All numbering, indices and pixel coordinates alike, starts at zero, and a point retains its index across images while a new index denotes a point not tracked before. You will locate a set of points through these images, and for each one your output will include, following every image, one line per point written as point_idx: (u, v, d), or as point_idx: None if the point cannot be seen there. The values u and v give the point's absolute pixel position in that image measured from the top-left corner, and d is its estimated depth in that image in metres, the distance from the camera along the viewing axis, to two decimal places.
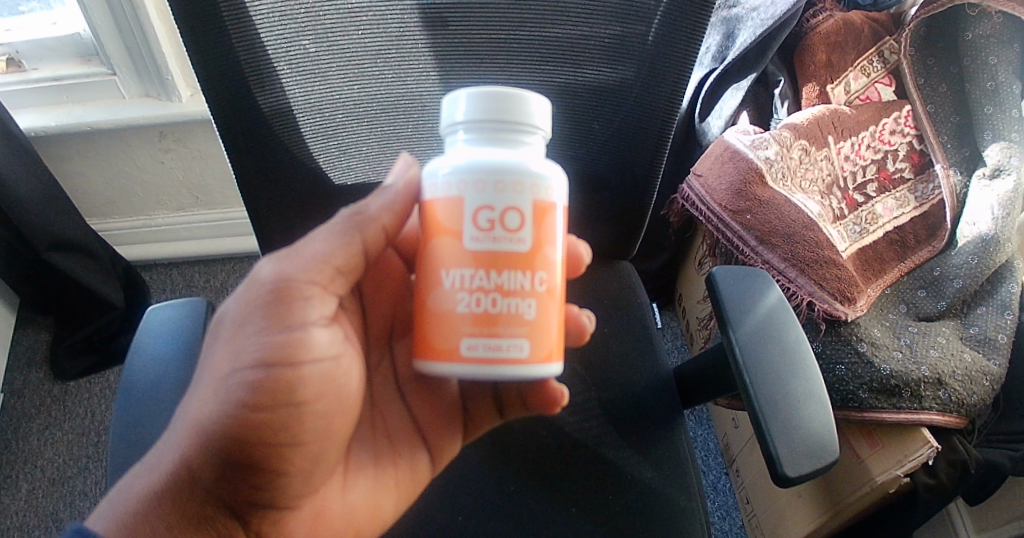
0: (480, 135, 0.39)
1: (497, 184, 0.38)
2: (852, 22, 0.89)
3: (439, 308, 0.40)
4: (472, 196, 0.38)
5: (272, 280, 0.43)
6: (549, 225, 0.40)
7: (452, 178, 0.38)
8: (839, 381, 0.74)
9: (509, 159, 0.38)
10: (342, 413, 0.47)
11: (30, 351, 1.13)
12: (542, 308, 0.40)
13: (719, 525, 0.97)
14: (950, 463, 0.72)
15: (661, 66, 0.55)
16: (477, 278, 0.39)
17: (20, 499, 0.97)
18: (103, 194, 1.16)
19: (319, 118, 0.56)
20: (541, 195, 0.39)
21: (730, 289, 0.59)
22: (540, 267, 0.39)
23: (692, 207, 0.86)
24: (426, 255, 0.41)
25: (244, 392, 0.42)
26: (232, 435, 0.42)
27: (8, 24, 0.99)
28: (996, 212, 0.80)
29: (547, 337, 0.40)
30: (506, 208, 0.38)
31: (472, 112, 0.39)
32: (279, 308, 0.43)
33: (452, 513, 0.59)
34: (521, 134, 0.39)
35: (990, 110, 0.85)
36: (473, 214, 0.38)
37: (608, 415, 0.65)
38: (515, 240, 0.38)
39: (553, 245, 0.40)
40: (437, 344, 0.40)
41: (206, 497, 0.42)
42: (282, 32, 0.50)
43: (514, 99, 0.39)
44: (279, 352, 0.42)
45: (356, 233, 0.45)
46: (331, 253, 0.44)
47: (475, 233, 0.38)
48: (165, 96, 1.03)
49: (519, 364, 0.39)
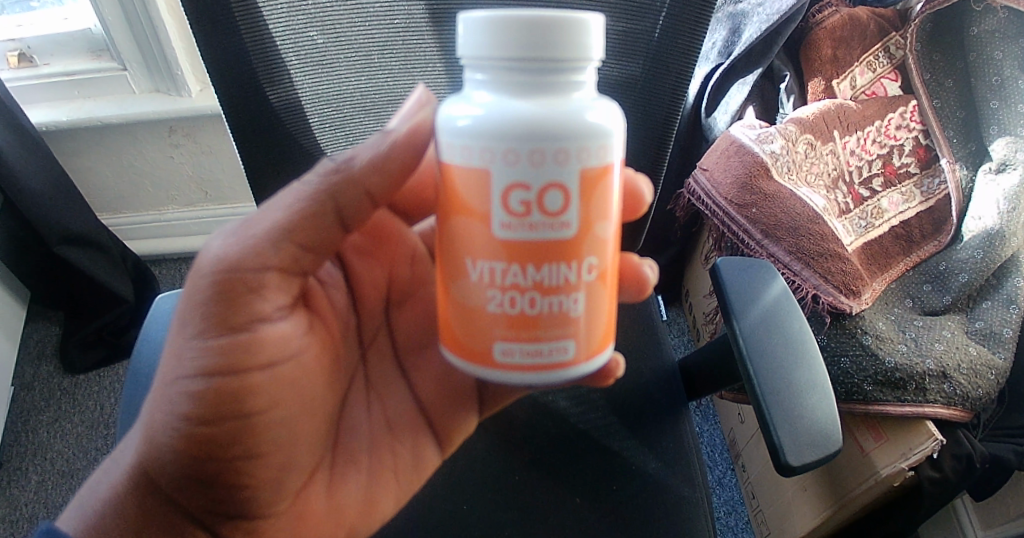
0: (506, 78, 0.36)
1: (532, 157, 0.35)
2: (857, 19, 0.88)
3: (469, 301, 0.40)
4: (501, 170, 0.36)
5: (216, 273, 0.40)
6: (593, 204, 0.38)
7: (471, 140, 0.36)
8: (844, 374, 0.75)
9: (547, 111, 0.35)
10: (306, 414, 0.47)
11: (41, 344, 1.14)
12: (586, 301, 0.40)
13: (724, 521, 0.97)
14: (955, 456, 0.71)
15: (666, 60, 0.56)
16: (511, 273, 0.38)
17: (29, 491, 0.98)
18: (113, 190, 1.17)
19: (326, 108, 0.57)
20: (587, 162, 0.37)
21: (733, 280, 0.59)
22: (585, 254, 0.39)
23: (699, 201, 0.87)
24: (449, 238, 0.40)
25: (188, 404, 0.41)
26: (188, 447, 0.42)
27: (20, 20, 1.02)
28: (1001, 206, 0.80)
29: (592, 331, 0.41)
30: (544, 187, 0.36)
31: (494, 53, 0.35)
32: (223, 308, 0.41)
33: (459, 501, 0.59)
34: (556, 73, 0.36)
35: (995, 105, 0.85)
36: (503, 196, 0.36)
37: (613, 406, 0.65)
38: (556, 226, 0.37)
39: (601, 226, 0.39)
40: (470, 342, 0.40)
41: (167, 503, 0.43)
42: (290, 25, 0.51)
43: (548, 27, 0.34)
44: (224, 358, 0.41)
45: (318, 205, 0.41)
46: (279, 231, 0.41)
47: (508, 220, 0.37)
48: (175, 92, 1.04)
49: (563, 365, 0.39)
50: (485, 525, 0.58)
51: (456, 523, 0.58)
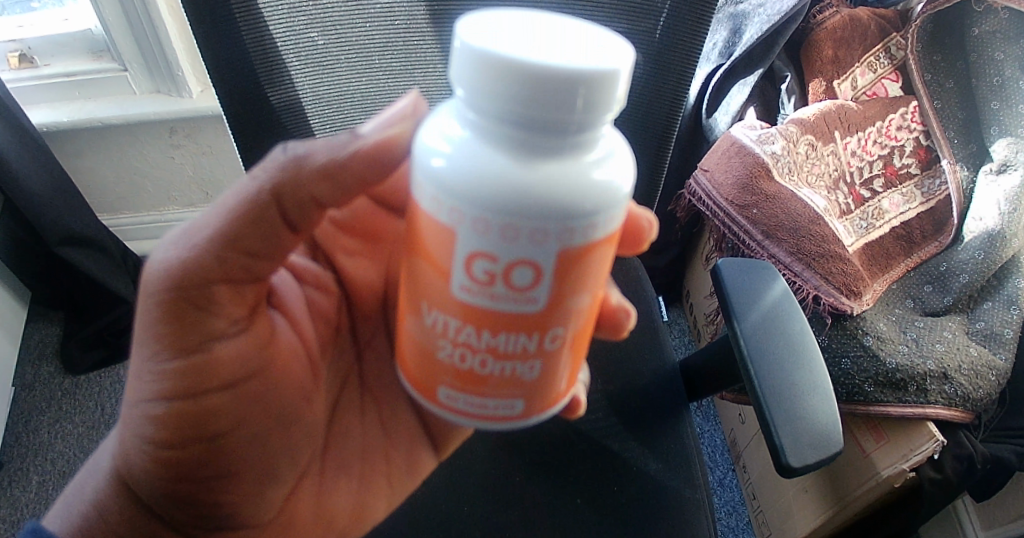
0: (492, 129, 0.27)
1: (504, 231, 0.27)
2: (858, 18, 0.88)
3: (420, 338, 0.33)
4: (468, 235, 0.28)
5: (161, 291, 0.36)
6: (573, 279, 0.30)
7: (436, 189, 0.28)
8: (845, 374, 0.75)
9: (534, 183, 0.26)
10: (279, 434, 0.45)
11: (42, 344, 1.14)
12: (547, 368, 0.33)
13: (725, 521, 0.97)
14: (956, 457, 0.71)
15: (668, 61, 0.56)
16: (465, 333, 0.31)
17: (30, 491, 0.97)
18: (114, 190, 1.17)
19: (328, 109, 0.57)
20: (574, 239, 0.28)
21: (735, 282, 0.59)
22: (554, 326, 0.31)
23: (700, 203, 0.87)
24: (411, 267, 0.33)
25: (149, 427, 0.39)
26: (155, 466, 0.40)
27: (21, 21, 1.02)
28: (1002, 206, 0.80)
29: (550, 393, 0.34)
30: (513, 262, 0.28)
31: (486, 100, 0.26)
32: (175, 328, 0.37)
33: (459, 503, 0.59)
34: (557, 139, 0.26)
35: (996, 106, 0.85)
36: (466, 259, 0.29)
37: (614, 408, 0.65)
38: (522, 301, 0.30)
39: (579, 296, 0.31)
40: (417, 375, 0.34)
41: (142, 515, 0.42)
42: (291, 25, 0.50)
43: (554, 90, 0.25)
44: (181, 383, 0.38)
45: (264, 207, 0.36)
46: (221, 239, 0.36)
47: (468, 282, 0.29)
48: (175, 93, 1.04)
49: (507, 421, 0.34)
50: (486, 527, 0.58)
51: (455, 524, 0.58)
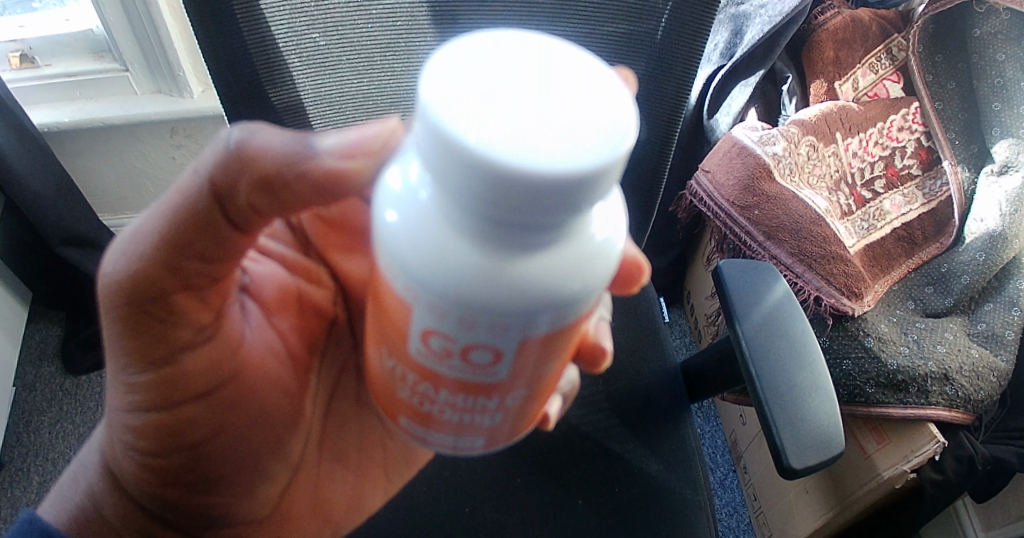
0: (452, 209, 0.23)
1: (460, 318, 0.25)
2: (860, 20, 0.88)
3: (382, 371, 0.32)
4: (424, 313, 0.25)
5: (117, 303, 0.34)
6: (537, 356, 0.27)
7: (391, 248, 0.25)
8: (846, 376, 0.75)
9: (493, 277, 0.23)
10: (263, 437, 0.44)
11: (42, 344, 1.14)
12: (510, 416, 0.31)
13: (726, 522, 0.98)
14: (957, 458, 0.71)
15: (670, 62, 0.56)
16: (423, 387, 0.29)
17: (31, 491, 0.98)
18: (115, 190, 1.17)
19: (329, 110, 0.57)
20: (538, 326, 0.25)
21: (736, 283, 0.59)
22: (515, 391, 0.29)
23: (701, 203, 0.87)
24: (375, 306, 0.30)
25: (132, 435, 0.39)
26: (141, 470, 0.40)
27: (22, 20, 1.02)
28: (1003, 207, 0.80)
29: (512, 430, 0.33)
30: (470, 345, 0.26)
31: (442, 183, 0.22)
32: (140, 338, 0.35)
33: (459, 503, 0.58)
34: (523, 233, 0.22)
35: (998, 106, 0.86)
36: (423, 330, 0.26)
37: (615, 409, 0.65)
38: (481, 374, 0.27)
39: (544, 366, 0.29)
40: (380, 394, 0.33)
41: (132, 514, 0.41)
42: (293, 25, 0.50)
43: (514, 189, 0.21)
44: (155, 394, 0.38)
45: (209, 208, 0.31)
46: (170, 247, 0.32)
47: (425, 350, 0.27)
48: (176, 93, 1.04)
49: (467, 449, 0.33)
50: (486, 527, 0.57)
51: (454, 525, 0.57)
